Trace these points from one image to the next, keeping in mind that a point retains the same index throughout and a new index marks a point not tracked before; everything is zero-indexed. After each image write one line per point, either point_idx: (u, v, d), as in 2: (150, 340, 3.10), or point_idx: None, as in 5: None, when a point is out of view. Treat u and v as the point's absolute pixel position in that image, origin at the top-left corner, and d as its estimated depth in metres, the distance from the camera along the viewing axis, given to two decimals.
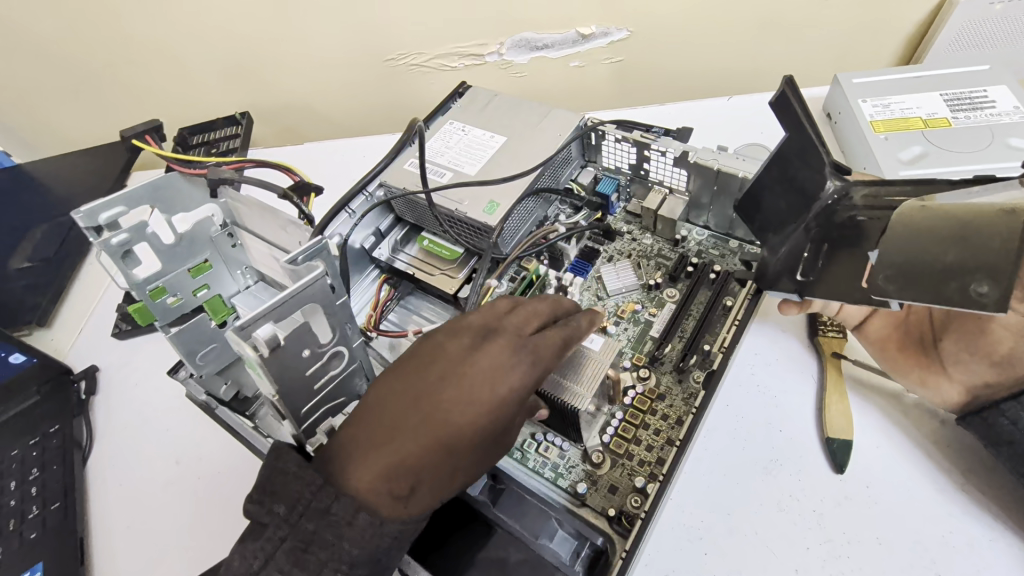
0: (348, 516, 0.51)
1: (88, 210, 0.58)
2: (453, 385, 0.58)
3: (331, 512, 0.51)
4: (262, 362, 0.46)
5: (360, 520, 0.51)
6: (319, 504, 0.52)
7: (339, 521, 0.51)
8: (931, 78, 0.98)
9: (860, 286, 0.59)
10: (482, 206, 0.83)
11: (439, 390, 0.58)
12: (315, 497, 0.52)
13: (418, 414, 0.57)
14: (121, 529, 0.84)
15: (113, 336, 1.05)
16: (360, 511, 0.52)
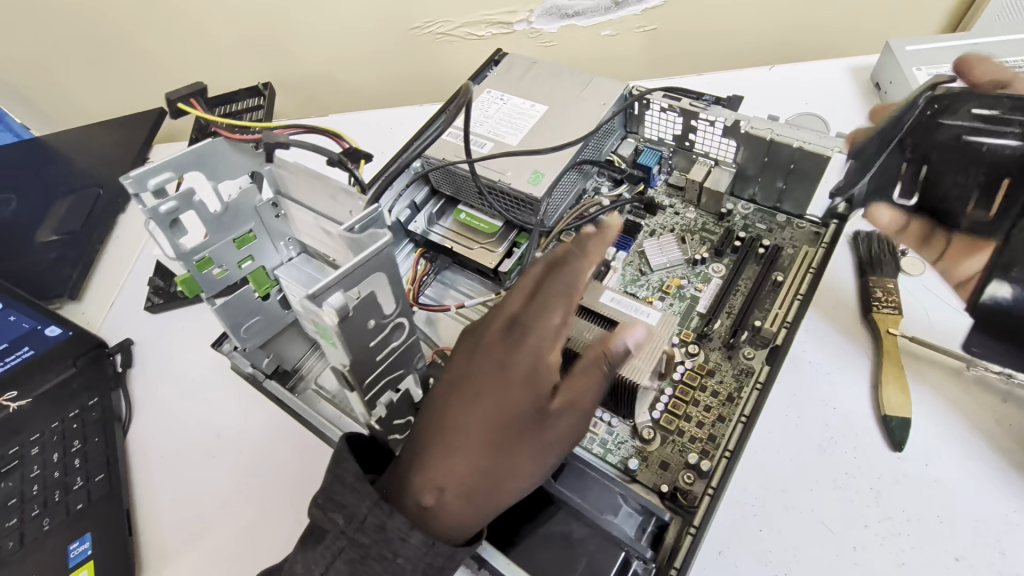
0: (403, 533, 0.47)
1: (137, 176, 0.55)
2: (468, 380, 0.57)
3: (388, 529, 0.47)
4: (338, 328, 0.44)
5: (415, 537, 0.47)
6: (375, 519, 0.47)
7: (396, 536, 0.47)
8: (990, 45, 0.93)
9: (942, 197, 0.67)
10: (526, 176, 0.81)
11: (456, 392, 0.57)
12: (371, 512, 0.47)
13: (443, 420, 0.56)
14: (165, 502, 0.84)
15: (146, 310, 1.05)
16: (415, 527, 0.47)
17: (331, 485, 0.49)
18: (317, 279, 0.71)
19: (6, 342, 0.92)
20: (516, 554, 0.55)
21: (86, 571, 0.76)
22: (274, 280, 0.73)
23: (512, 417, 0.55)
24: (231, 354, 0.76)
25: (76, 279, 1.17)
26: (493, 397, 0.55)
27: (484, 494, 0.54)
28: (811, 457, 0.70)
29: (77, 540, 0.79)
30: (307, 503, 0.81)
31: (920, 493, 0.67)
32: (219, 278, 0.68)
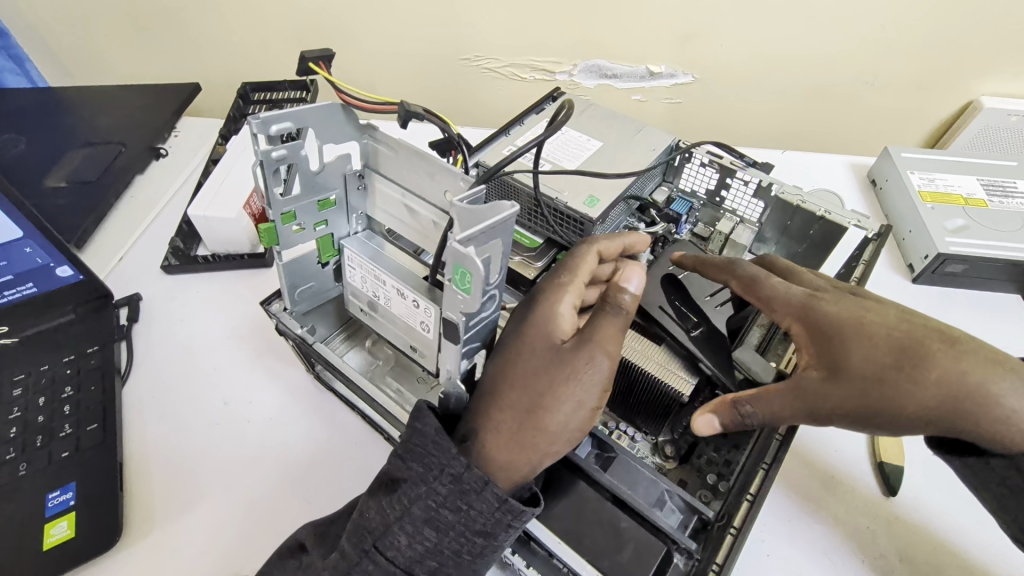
0: (478, 486, 0.47)
1: (264, 119, 0.59)
2: (515, 341, 0.55)
3: (464, 480, 0.47)
4: (483, 275, 0.46)
5: (489, 493, 0.46)
6: (451, 470, 0.47)
7: (470, 490, 0.47)
8: (969, 164, 1.10)
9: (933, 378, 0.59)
10: (582, 199, 0.87)
11: (506, 354, 0.55)
12: (450, 462, 0.47)
13: (498, 381, 0.54)
14: (159, 464, 0.79)
15: (161, 270, 1.02)
16: (490, 483, 0.47)
17: (410, 437, 0.49)
18: (381, 252, 0.73)
19: (12, 274, 0.81)
20: (563, 534, 0.57)
21: (66, 521, 0.71)
22: (337, 249, 0.75)
23: (550, 362, 0.53)
24: (278, 315, 0.77)
25: (85, 229, 1.09)
26: (535, 347, 0.54)
27: (533, 445, 0.51)
28: (813, 498, 0.78)
29: (58, 489, 0.73)
30: (319, 484, 0.77)
31: (902, 538, 0.76)
32: (294, 236, 0.69)
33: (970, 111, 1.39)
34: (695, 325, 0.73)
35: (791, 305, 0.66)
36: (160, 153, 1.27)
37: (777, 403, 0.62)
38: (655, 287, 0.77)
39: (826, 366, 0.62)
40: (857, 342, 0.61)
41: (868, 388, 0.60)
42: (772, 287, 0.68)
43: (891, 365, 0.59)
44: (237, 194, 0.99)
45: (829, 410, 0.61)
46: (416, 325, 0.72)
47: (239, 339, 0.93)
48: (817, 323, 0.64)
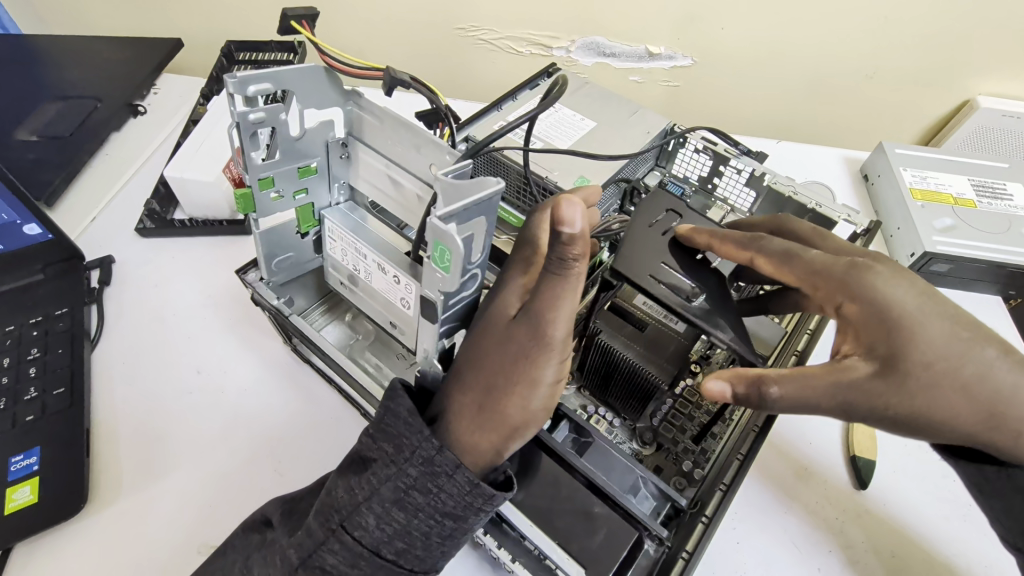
0: (449, 469, 0.46)
1: (242, 78, 0.56)
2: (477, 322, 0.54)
3: (435, 463, 0.46)
4: (463, 254, 0.44)
5: (460, 476, 0.46)
6: (423, 452, 0.46)
7: (442, 473, 0.46)
8: (961, 163, 1.10)
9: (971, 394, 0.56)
10: (572, 179, 0.85)
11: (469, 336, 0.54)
12: (422, 444, 0.46)
13: (461, 364, 0.53)
14: (127, 432, 0.77)
15: (135, 233, 0.98)
16: (460, 466, 0.46)
17: (383, 417, 0.48)
18: (363, 225, 0.71)
19: None
20: (535, 519, 0.56)
21: (28, 486, 0.69)
22: (317, 220, 0.73)
23: (501, 341, 0.51)
24: (253, 284, 0.74)
25: (56, 186, 1.04)
26: (490, 326, 0.53)
27: (496, 424, 0.49)
28: (784, 491, 0.79)
29: (21, 453, 0.71)
30: (293, 458, 0.76)
31: (871, 531, 0.77)
32: (272, 203, 0.66)
33: (967, 110, 1.38)
34: (696, 292, 0.65)
35: (845, 284, 0.60)
36: (137, 110, 1.21)
37: (819, 391, 0.56)
38: (652, 249, 0.68)
39: (878, 358, 0.57)
40: (918, 338, 0.56)
41: (917, 392, 0.55)
42: (815, 261, 0.62)
43: (944, 372, 0.55)
44: (216, 157, 0.95)
45: (871, 407, 0.56)
46: (396, 301, 0.70)
47: (214, 307, 0.91)
48: (877, 305, 0.58)
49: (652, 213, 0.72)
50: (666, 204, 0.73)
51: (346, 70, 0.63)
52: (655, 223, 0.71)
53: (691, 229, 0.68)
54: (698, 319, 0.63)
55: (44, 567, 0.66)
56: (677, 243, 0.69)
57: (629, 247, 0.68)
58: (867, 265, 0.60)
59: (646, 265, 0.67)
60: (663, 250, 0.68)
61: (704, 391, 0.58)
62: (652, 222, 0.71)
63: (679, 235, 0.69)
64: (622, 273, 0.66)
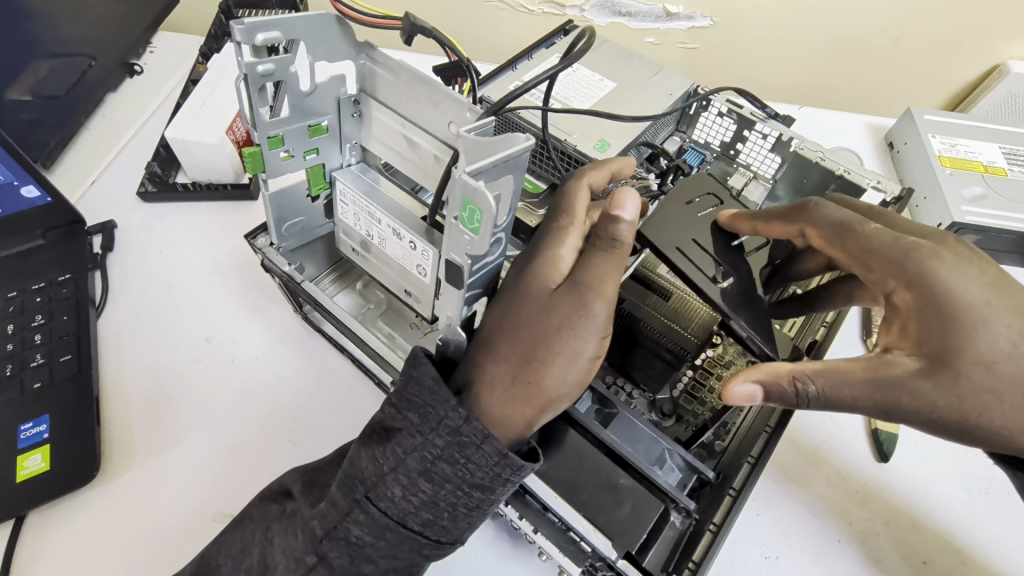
0: (477, 439, 0.44)
1: (250, 25, 0.52)
2: (513, 287, 0.52)
3: (463, 433, 0.44)
4: (494, 212, 0.41)
5: (488, 447, 0.44)
6: (451, 422, 0.44)
7: (470, 444, 0.44)
8: (992, 130, 1.06)
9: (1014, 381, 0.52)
10: (592, 142, 0.81)
11: (503, 302, 0.51)
12: (449, 414, 0.44)
13: (495, 330, 0.50)
14: (136, 401, 0.75)
15: (136, 197, 0.95)
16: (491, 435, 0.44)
17: (407, 385, 0.46)
18: (377, 189, 0.69)
19: None
20: (558, 491, 0.55)
21: (40, 454, 0.68)
22: (328, 182, 0.70)
23: (545, 313, 0.49)
24: (263, 250, 0.71)
25: (53, 147, 1.02)
26: (529, 298, 0.50)
27: (529, 395, 0.47)
28: (803, 462, 0.79)
29: (31, 421, 0.70)
30: (307, 427, 0.75)
31: (890, 504, 0.77)
32: (282, 163, 0.63)
33: (996, 75, 1.33)
34: (725, 274, 0.63)
35: (904, 272, 0.56)
36: (134, 69, 1.17)
37: (856, 385, 0.55)
38: (695, 228, 0.65)
39: (926, 355, 0.54)
40: (973, 337, 0.52)
41: (970, 395, 0.52)
42: (876, 243, 0.59)
43: (996, 371, 0.52)
44: (218, 119, 0.91)
45: (917, 406, 0.53)
46: (412, 269, 0.68)
47: (221, 274, 0.88)
48: (936, 296, 0.54)
49: (690, 191, 0.69)
50: (708, 185, 0.69)
51: (361, 20, 0.59)
52: (693, 202, 0.68)
53: (734, 214, 0.66)
54: (722, 300, 0.61)
55: (61, 534, 0.66)
56: (718, 229, 0.66)
57: (660, 220, 0.65)
58: (930, 249, 0.56)
59: (675, 237, 0.64)
60: (701, 230, 0.65)
61: (731, 395, 0.57)
62: (694, 201, 0.68)
63: (719, 221, 0.66)
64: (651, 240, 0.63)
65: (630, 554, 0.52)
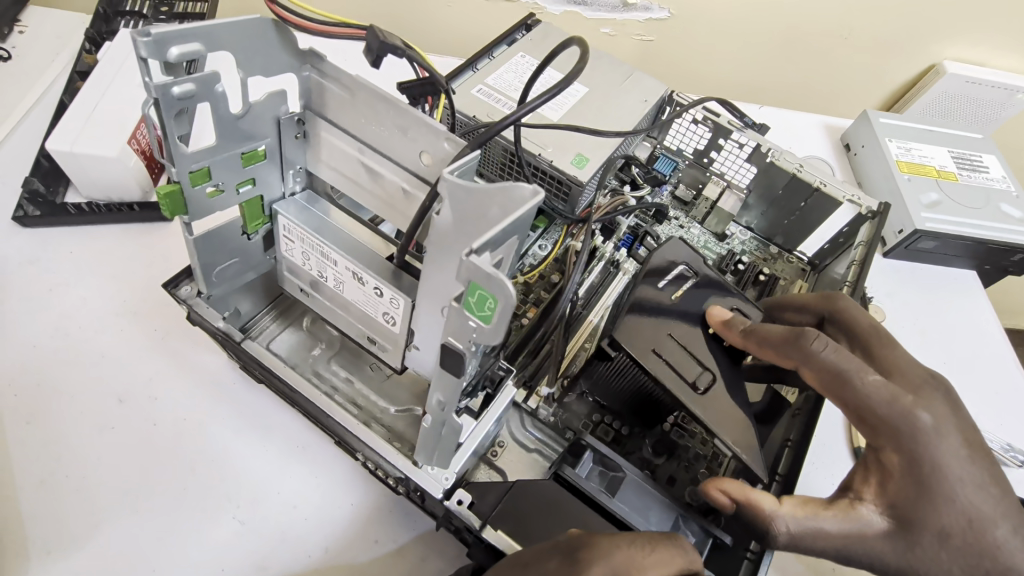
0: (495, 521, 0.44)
1: (159, 37, 0.39)
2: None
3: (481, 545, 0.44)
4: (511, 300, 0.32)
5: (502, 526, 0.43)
6: None
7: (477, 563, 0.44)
8: (939, 134, 1.08)
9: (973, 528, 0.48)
10: (569, 157, 0.74)
11: None
12: None
13: None
14: (29, 488, 0.62)
15: (15, 222, 0.77)
16: None
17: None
18: (328, 222, 0.57)
19: None
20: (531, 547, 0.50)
21: None
22: (268, 216, 0.58)
23: None
24: (190, 301, 0.59)
25: None
26: (550, 560, 0.44)
27: None
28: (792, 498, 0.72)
29: None
30: (250, 500, 0.63)
31: None
32: (209, 200, 0.51)
33: (930, 76, 1.34)
34: (705, 376, 0.58)
35: (896, 432, 0.49)
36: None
37: (828, 534, 0.48)
38: (674, 315, 0.61)
39: (894, 516, 0.48)
40: (941, 496, 0.48)
41: (930, 558, 0.47)
42: (869, 393, 0.49)
43: (967, 543, 0.47)
44: (117, 125, 0.75)
45: (872, 562, 0.48)
46: (377, 316, 0.58)
47: (134, 315, 0.73)
48: (919, 462, 0.48)
49: (660, 269, 0.64)
50: (678, 259, 0.64)
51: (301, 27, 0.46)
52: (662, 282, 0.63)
53: (723, 320, 0.59)
54: (706, 415, 0.56)
55: None
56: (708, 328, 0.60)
57: (631, 323, 0.60)
58: (912, 405, 0.48)
59: (653, 334, 0.59)
60: (677, 320, 0.61)
61: (710, 486, 0.53)
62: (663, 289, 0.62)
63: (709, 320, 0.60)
64: (623, 343, 0.58)
65: None
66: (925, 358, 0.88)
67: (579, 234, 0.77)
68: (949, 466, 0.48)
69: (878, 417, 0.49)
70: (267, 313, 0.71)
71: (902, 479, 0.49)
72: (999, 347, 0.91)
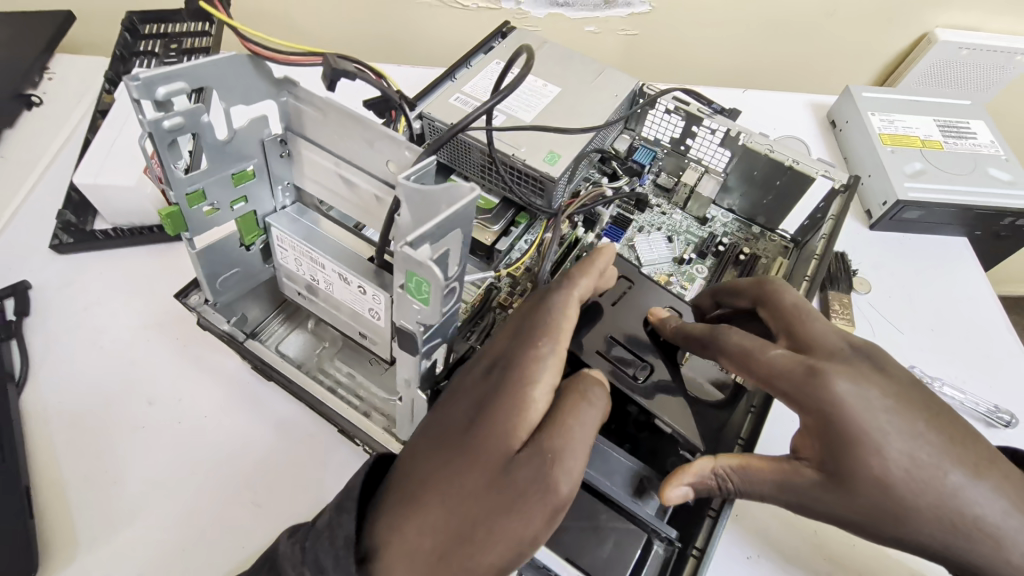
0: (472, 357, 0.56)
1: (147, 79, 0.46)
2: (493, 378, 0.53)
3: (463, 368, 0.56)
4: (442, 280, 0.39)
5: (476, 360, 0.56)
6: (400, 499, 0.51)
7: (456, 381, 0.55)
8: (926, 103, 1.08)
9: (914, 474, 0.49)
10: (541, 155, 0.78)
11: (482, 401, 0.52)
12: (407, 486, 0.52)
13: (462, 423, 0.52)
14: (75, 483, 0.70)
15: (52, 249, 0.86)
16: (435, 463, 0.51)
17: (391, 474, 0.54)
18: (318, 231, 0.63)
19: None
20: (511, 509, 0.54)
21: None
22: (262, 229, 0.65)
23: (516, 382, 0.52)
24: (199, 309, 0.68)
25: None
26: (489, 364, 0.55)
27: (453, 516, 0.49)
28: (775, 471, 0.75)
29: None
30: (265, 486, 0.70)
31: None
32: (207, 218, 0.58)
33: (922, 45, 1.32)
34: (645, 369, 0.62)
35: (803, 397, 0.52)
36: (32, 101, 1.04)
37: (765, 486, 0.54)
38: (614, 319, 0.66)
39: (828, 470, 0.52)
40: (872, 450, 0.50)
41: (870, 504, 0.50)
42: (772, 367, 0.54)
43: (907, 493, 0.49)
44: (135, 157, 0.83)
45: (817, 509, 0.53)
46: (364, 312, 0.64)
47: (158, 327, 0.81)
48: (840, 421, 0.50)
49: None
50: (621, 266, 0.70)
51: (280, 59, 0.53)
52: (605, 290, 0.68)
53: (660, 320, 0.64)
54: (646, 403, 0.60)
55: None
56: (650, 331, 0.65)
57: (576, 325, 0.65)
58: (818, 371, 0.51)
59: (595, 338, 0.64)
60: (619, 324, 0.65)
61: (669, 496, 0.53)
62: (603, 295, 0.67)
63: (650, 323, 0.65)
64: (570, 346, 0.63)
65: None
66: (912, 326, 0.89)
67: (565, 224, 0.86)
68: (872, 419, 0.50)
69: (784, 387, 0.53)
70: (275, 317, 0.77)
71: (827, 437, 0.51)
72: (991, 311, 0.92)
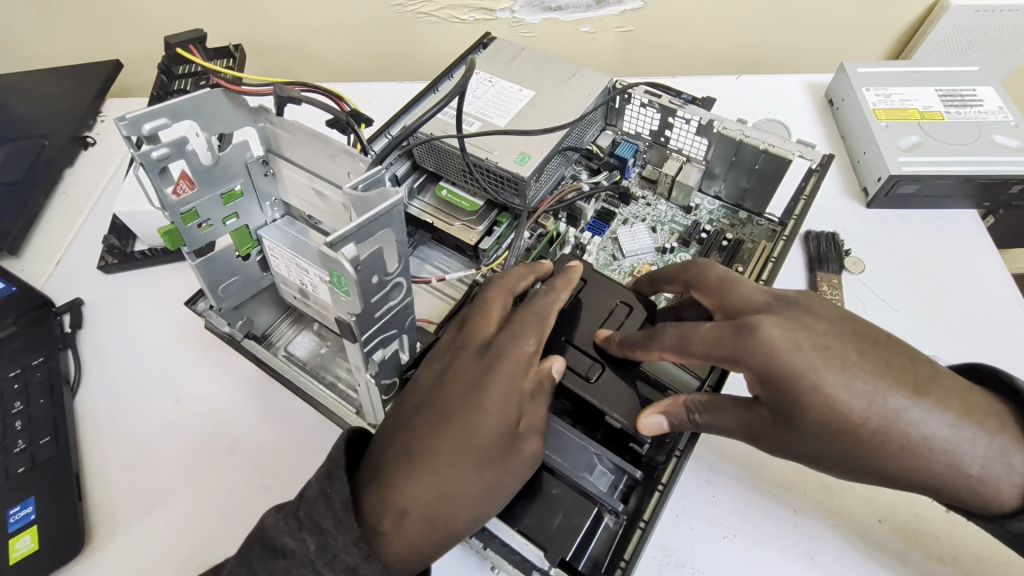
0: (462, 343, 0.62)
1: (132, 119, 0.56)
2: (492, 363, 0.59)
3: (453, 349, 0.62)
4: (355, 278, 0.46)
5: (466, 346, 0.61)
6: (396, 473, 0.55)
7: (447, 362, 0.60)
8: (928, 74, 1.04)
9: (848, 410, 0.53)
10: (512, 156, 0.83)
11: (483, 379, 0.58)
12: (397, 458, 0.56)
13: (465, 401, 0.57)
14: (117, 470, 0.81)
15: (100, 270, 0.99)
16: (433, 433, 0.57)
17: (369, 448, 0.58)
18: (303, 239, 0.70)
19: None
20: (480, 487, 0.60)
21: (29, 535, 0.74)
22: (256, 240, 0.73)
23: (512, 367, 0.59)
24: (206, 312, 0.79)
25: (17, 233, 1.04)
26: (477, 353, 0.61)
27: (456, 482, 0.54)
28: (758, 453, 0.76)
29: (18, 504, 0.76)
30: (274, 471, 0.78)
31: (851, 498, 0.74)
32: (201, 233, 0.67)
33: (936, 12, 1.26)
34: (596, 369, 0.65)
35: (737, 354, 0.56)
36: (86, 142, 1.19)
37: (731, 419, 0.58)
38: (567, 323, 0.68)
39: (776, 409, 0.56)
40: (812, 392, 0.53)
41: (816, 438, 0.55)
42: (704, 342, 0.58)
43: (861, 429, 0.53)
44: None
45: (771, 440, 0.58)
46: None
47: (187, 334, 0.92)
48: (773, 365, 0.55)
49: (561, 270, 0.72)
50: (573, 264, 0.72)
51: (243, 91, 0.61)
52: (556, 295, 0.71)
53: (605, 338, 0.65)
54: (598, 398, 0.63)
55: None
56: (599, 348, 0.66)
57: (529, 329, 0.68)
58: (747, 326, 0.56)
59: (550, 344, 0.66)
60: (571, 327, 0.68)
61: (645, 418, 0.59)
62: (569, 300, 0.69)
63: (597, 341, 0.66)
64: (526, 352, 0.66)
65: (565, 560, 0.56)
66: (909, 303, 0.87)
67: (548, 220, 0.91)
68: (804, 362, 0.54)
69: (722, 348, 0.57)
70: (285, 319, 0.84)
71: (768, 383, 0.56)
72: (998, 283, 0.88)
